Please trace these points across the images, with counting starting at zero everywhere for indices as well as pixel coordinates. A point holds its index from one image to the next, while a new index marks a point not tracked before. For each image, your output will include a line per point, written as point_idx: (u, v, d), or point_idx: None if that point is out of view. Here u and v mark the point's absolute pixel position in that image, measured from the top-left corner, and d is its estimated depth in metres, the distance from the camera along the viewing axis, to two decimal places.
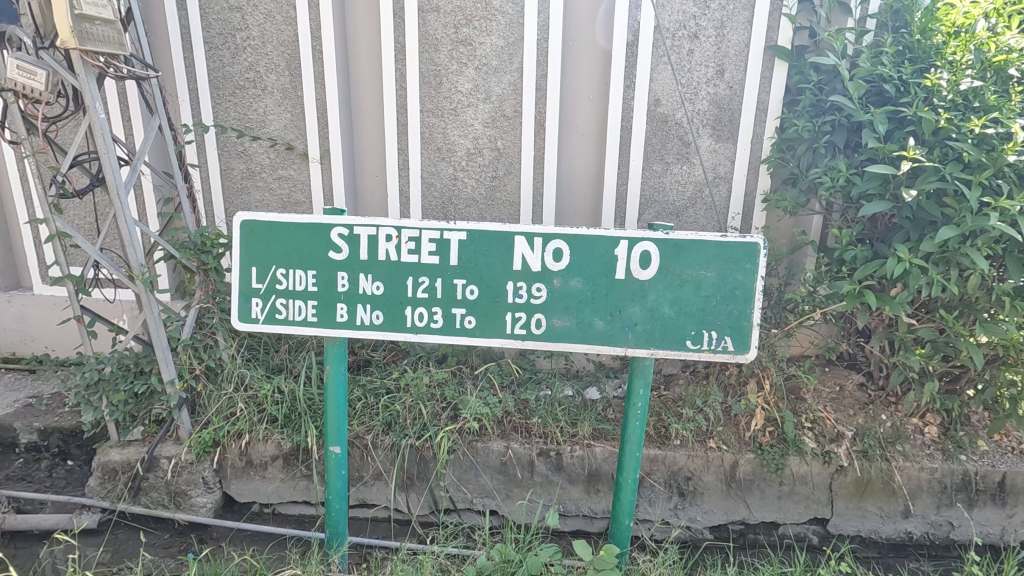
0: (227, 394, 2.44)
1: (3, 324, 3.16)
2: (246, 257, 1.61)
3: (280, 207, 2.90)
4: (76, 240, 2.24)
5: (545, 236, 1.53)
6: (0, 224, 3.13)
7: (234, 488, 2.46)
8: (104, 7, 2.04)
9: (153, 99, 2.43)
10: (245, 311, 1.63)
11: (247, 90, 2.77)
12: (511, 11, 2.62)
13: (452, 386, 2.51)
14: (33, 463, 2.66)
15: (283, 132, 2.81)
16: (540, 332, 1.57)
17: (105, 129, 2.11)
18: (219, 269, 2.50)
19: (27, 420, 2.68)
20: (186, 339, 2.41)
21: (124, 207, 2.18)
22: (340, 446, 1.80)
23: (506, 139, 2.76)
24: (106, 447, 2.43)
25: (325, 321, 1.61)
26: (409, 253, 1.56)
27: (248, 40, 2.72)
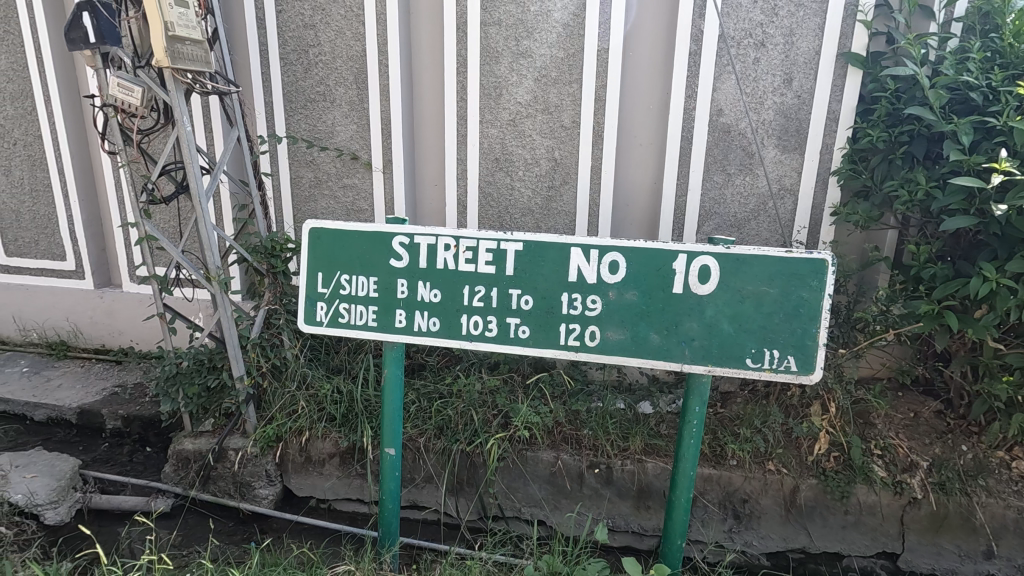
0: (290, 391, 2.56)
1: (95, 318, 3.45)
2: (313, 263, 1.69)
3: (344, 214, 3.02)
4: (162, 243, 2.42)
5: (602, 248, 1.53)
6: (96, 226, 3.42)
7: (294, 482, 2.57)
8: (193, 28, 2.20)
9: (233, 112, 2.59)
10: (310, 314, 1.71)
11: (317, 103, 2.91)
12: (572, 22, 2.64)
13: (504, 394, 2.53)
14: (116, 447, 2.88)
15: (349, 142, 2.93)
16: (594, 344, 1.57)
17: (191, 141, 2.27)
18: (286, 273, 2.64)
19: (112, 407, 2.92)
20: (255, 338, 2.55)
21: (204, 213, 2.34)
22: (395, 448, 1.85)
23: (564, 149, 2.77)
24: (181, 436, 2.60)
25: (384, 325, 1.67)
26: (466, 262, 1.59)
27: (320, 55, 2.86)
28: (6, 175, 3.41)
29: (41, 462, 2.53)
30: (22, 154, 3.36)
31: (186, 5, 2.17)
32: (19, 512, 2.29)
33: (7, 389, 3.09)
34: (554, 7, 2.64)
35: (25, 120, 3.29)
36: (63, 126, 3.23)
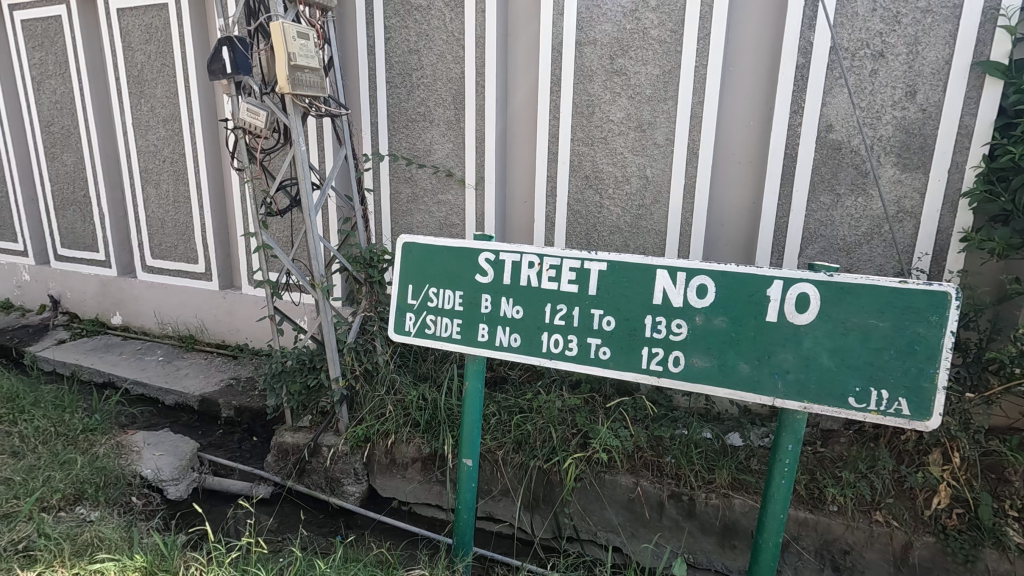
0: (379, 395, 2.69)
1: (218, 315, 3.86)
2: (405, 275, 1.78)
3: (437, 228, 3.16)
4: (276, 251, 2.66)
5: (689, 270, 1.48)
6: (223, 234, 3.82)
7: (379, 482, 2.70)
8: (311, 57, 2.41)
9: (342, 133, 2.81)
10: (400, 324, 1.80)
11: (418, 123, 3.08)
12: (670, 39, 2.58)
13: (584, 414, 2.49)
14: (229, 434, 3.18)
15: (445, 160, 3.07)
16: (677, 370, 1.51)
17: (305, 159, 2.49)
18: (382, 282, 2.79)
19: (228, 397, 3.24)
20: (351, 342, 2.73)
21: (312, 225, 2.54)
22: (472, 459, 1.88)
23: (656, 167, 2.71)
24: (283, 430, 2.83)
25: (467, 338, 1.71)
26: (549, 280, 1.60)
27: (422, 78, 3.02)
28: (156, 189, 3.92)
29: (168, 443, 2.86)
30: (168, 170, 3.85)
31: (306, 36, 2.38)
32: (148, 484, 2.60)
33: (145, 374, 3.53)
34: (651, 25, 2.60)
35: (174, 141, 3.77)
36: (202, 145, 3.66)
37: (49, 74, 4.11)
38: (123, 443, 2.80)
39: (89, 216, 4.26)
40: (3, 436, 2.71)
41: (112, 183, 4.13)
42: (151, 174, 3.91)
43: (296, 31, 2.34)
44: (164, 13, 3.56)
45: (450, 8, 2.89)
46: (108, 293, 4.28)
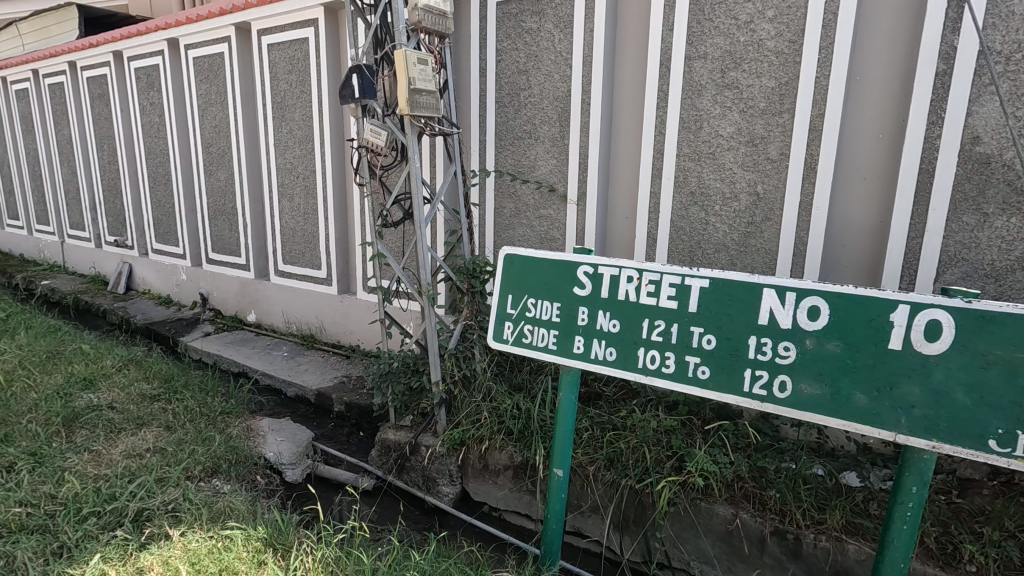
0: (476, 401, 2.79)
1: (336, 317, 4.22)
2: (506, 286, 1.86)
3: (538, 242, 3.23)
4: (389, 260, 2.88)
5: (800, 291, 1.40)
6: (343, 242, 4.18)
7: (472, 486, 2.78)
8: (429, 81, 2.60)
9: (453, 151, 2.97)
10: (499, 332, 1.88)
11: (524, 140, 3.18)
12: (788, 50, 2.47)
13: (680, 436, 2.41)
14: (339, 427, 3.45)
15: (548, 176, 3.14)
16: (783, 396, 1.43)
17: (418, 175, 2.67)
18: (483, 293, 2.91)
19: (340, 393, 3.52)
20: (452, 349, 2.86)
21: (422, 236, 2.71)
22: (563, 470, 1.90)
23: (768, 183, 2.59)
24: (387, 427, 3.02)
25: (563, 349, 1.74)
26: (648, 295, 1.59)
27: (529, 97, 3.13)
28: (290, 202, 4.39)
29: (288, 430, 3.16)
30: (301, 185, 4.29)
31: (426, 62, 2.57)
32: (270, 466, 2.89)
33: (272, 367, 3.93)
34: (767, 36, 2.50)
35: (307, 159, 4.20)
36: (330, 162, 4.05)
37: (211, 102, 4.77)
38: (252, 428, 3.13)
39: (235, 225, 4.85)
40: (160, 411, 3.15)
41: (255, 196, 4.68)
42: (287, 189, 4.38)
43: (416, 57, 2.53)
44: (305, 47, 4.01)
45: (559, 30, 2.97)
46: (246, 293, 4.84)
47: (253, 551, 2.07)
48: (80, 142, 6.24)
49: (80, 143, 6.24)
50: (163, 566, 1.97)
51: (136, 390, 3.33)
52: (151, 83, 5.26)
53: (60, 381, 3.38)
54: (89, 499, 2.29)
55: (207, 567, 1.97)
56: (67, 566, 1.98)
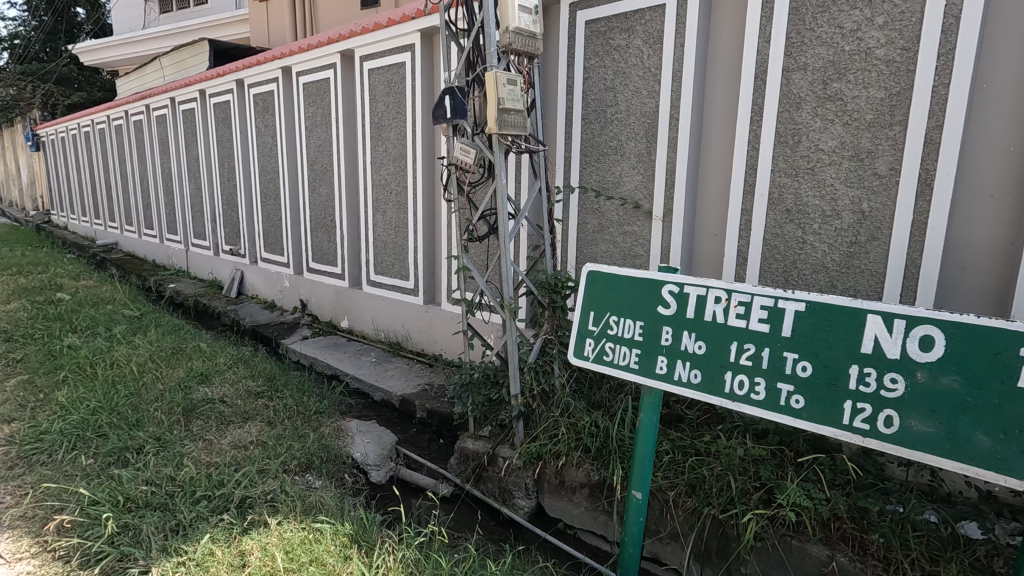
0: (554, 416, 2.79)
1: (421, 326, 4.41)
2: (588, 302, 1.86)
3: (621, 258, 3.20)
4: (474, 273, 2.96)
5: (910, 319, 1.29)
6: (430, 255, 4.35)
7: (547, 501, 2.78)
8: (518, 100, 2.67)
9: (539, 168, 3.02)
10: (579, 348, 1.88)
11: (609, 156, 3.18)
12: (900, 58, 2.29)
13: (770, 467, 2.27)
14: (421, 433, 3.58)
15: (633, 192, 3.12)
16: (889, 432, 1.32)
17: (504, 191, 2.74)
18: (564, 308, 2.92)
19: (423, 400, 3.65)
20: (532, 362, 2.89)
21: (506, 250, 2.77)
22: (642, 493, 1.86)
23: (874, 201, 2.41)
24: (466, 436, 3.09)
25: (645, 369, 1.71)
26: (737, 317, 1.53)
27: (616, 113, 3.12)
28: (383, 216, 4.65)
29: (374, 433, 3.32)
30: (393, 200, 4.54)
31: (515, 83, 2.64)
32: (357, 465, 3.05)
33: (362, 371, 4.16)
34: (876, 44, 2.34)
35: (400, 175, 4.44)
36: (421, 179, 4.25)
37: (316, 124, 5.18)
38: (342, 428, 3.33)
39: (333, 237, 5.20)
40: (263, 407, 3.42)
41: (352, 210, 5.00)
42: (381, 204, 4.65)
43: (506, 78, 2.61)
44: (402, 71, 4.26)
45: (649, 46, 2.95)
46: (341, 301, 5.17)
47: (341, 546, 2.19)
48: (206, 161, 6.97)
49: (205, 162, 6.98)
50: (262, 551, 2.13)
51: (244, 386, 3.65)
52: (266, 108, 5.79)
53: (181, 375, 3.77)
54: (202, 483, 2.53)
55: (300, 556, 2.11)
56: (183, 542, 2.19)
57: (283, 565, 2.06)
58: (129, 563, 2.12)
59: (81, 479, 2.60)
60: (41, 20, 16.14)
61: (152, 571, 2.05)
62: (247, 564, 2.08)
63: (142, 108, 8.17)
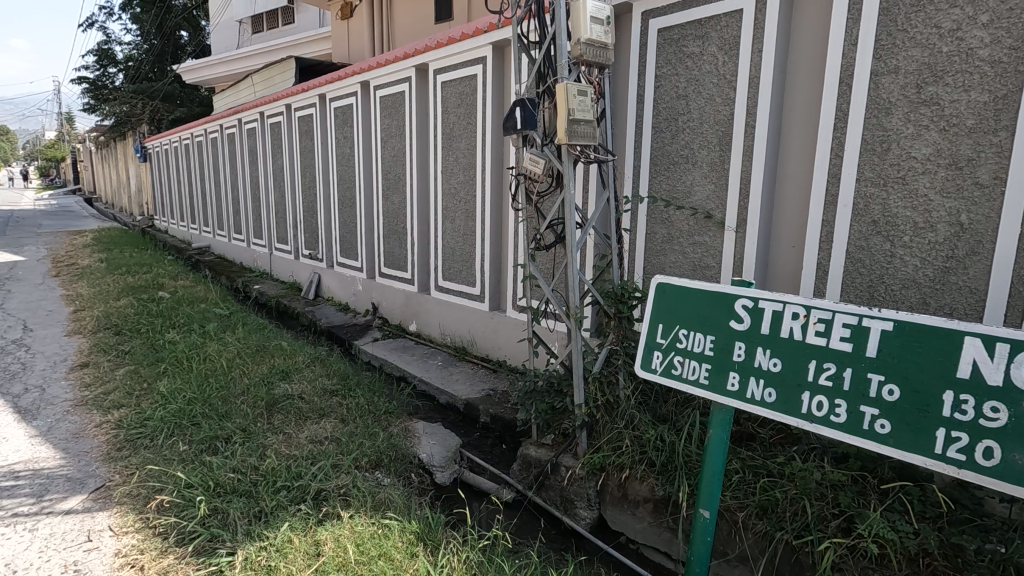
0: (618, 428, 2.76)
1: (487, 333, 4.49)
2: (656, 314, 1.84)
3: (691, 269, 3.13)
4: (540, 281, 2.99)
5: (1014, 343, 1.19)
6: (497, 262, 4.42)
7: (609, 514, 2.74)
8: (588, 111, 2.67)
9: (607, 177, 3.01)
10: (647, 361, 1.86)
11: (680, 165, 3.12)
12: (1007, 58, 2.12)
13: (850, 494, 2.14)
14: (484, 437, 3.64)
15: (705, 202, 3.04)
16: (989, 465, 1.23)
17: (572, 201, 2.76)
18: (630, 318, 2.88)
19: (487, 405, 3.71)
20: (597, 372, 2.88)
21: (573, 259, 2.78)
22: (710, 512, 1.81)
23: (975, 212, 2.23)
24: (529, 443, 3.11)
25: (715, 385, 1.67)
26: (817, 335, 1.47)
27: (688, 122, 3.06)
28: (452, 223, 4.77)
29: (440, 435, 3.41)
30: (462, 208, 4.66)
31: (586, 93, 2.65)
32: (423, 465, 3.14)
33: (429, 374, 4.28)
34: (978, 44, 2.18)
35: (469, 184, 4.56)
36: (489, 188, 4.34)
37: (391, 135, 5.41)
38: (409, 429, 3.44)
39: (404, 243, 5.40)
40: (338, 405, 3.60)
41: (422, 217, 5.17)
42: (450, 212, 4.78)
43: (577, 89, 2.63)
44: (474, 83, 4.37)
45: (724, 52, 2.89)
46: (410, 305, 5.35)
47: (408, 543, 2.28)
48: (290, 170, 7.44)
49: (289, 171, 7.44)
50: (335, 542, 2.25)
51: (320, 384, 3.86)
52: (346, 120, 6.11)
53: (264, 371, 4.04)
54: (282, 474, 2.70)
55: (370, 550, 2.21)
56: (265, 528, 2.35)
57: (354, 557, 2.16)
58: (217, 543, 2.30)
59: (178, 463, 2.85)
60: (151, 44, 17.80)
61: (238, 553, 2.21)
62: (321, 554, 2.20)
63: (236, 122, 8.83)
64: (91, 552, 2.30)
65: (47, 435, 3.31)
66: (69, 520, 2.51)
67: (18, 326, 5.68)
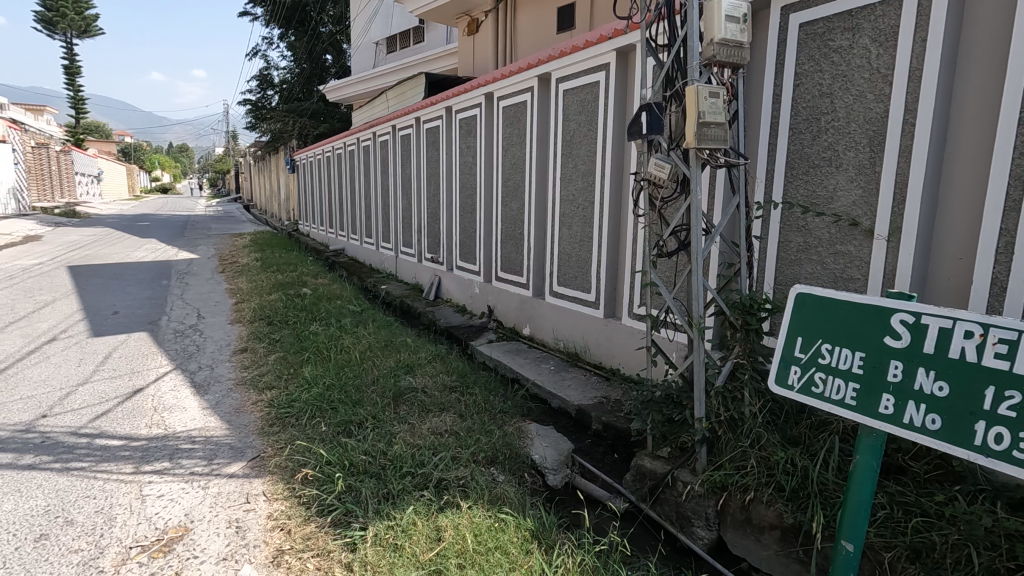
0: (742, 446, 2.58)
1: (600, 339, 4.47)
2: (795, 327, 1.72)
3: (831, 281, 2.88)
4: (661, 288, 2.91)
5: None
6: (613, 268, 4.38)
7: (729, 536, 2.60)
8: (719, 113, 2.56)
9: (738, 183, 2.86)
10: (783, 376, 1.75)
11: (821, 168, 2.88)
12: None
13: None
14: (595, 445, 3.60)
15: (850, 209, 2.79)
16: None
17: (699, 206, 2.65)
18: (758, 331, 2.70)
19: (599, 413, 3.68)
20: (720, 387, 2.74)
21: (698, 266, 2.67)
22: (854, 545, 1.67)
23: None
24: (643, 454, 3.03)
25: (864, 407, 1.53)
26: (995, 357, 1.29)
27: (832, 121, 2.83)
28: (569, 229, 4.81)
29: (552, 439, 3.44)
30: (580, 215, 4.67)
31: (718, 95, 2.55)
32: (535, 466, 3.19)
33: (542, 378, 4.34)
34: None
35: (588, 191, 4.56)
36: (608, 194, 4.32)
37: (512, 144, 5.58)
38: (523, 430, 3.52)
39: (520, 248, 5.53)
40: (456, 401, 3.78)
41: (539, 223, 5.26)
42: (567, 218, 4.82)
43: (708, 91, 2.53)
44: (596, 89, 4.38)
45: (878, 44, 2.64)
46: (525, 309, 5.47)
47: (523, 539, 2.34)
48: (416, 179, 7.95)
49: (416, 179, 7.95)
50: (455, 530, 2.37)
51: (440, 380, 4.07)
52: (469, 130, 6.42)
53: (390, 365, 4.34)
54: (407, 460, 2.89)
55: (488, 541, 2.30)
56: (392, 509, 2.53)
57: (472, 546, 2.27)
58: (351, 517, 2.52)
59: (318, 442, 3.16)
60: (302, 68, 19.94)
61: (369, 529, 2.40)
62: (441, 539, 2.32)
63: (371, 135, 9.61)
64: (250, 512, 2.63)
65: (215, 408, 3.84)
66: (233, 483, 2.88)
67: (193, 314, 6.64)
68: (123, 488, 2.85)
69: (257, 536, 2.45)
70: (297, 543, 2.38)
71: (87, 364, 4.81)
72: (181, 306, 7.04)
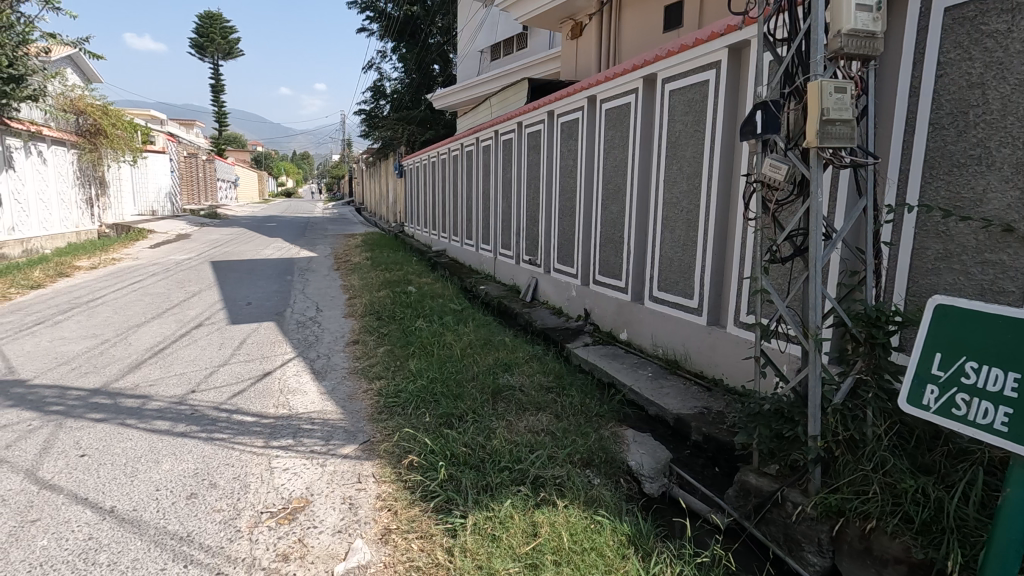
0: (864, 470, 2.38)
1: (703, 347, 4.32)
2: (931, 342, 1.57)
3: (977, 293, 2.58)
4: (773, 296, 2.73)
5: None
6: (719, 274, 4.20)
7: (845, 567, 2.38)
8: (846, 110, 2.39)
9: (865, 184, 2.63)
10: (916, 396, 1.61)
11: (968, 167, 2.59)
12: None
13: None
14: (694, 457, 3.47)
15: (1004, 212, 2.49)
16: None
17: (818, 209, 2.47)
18: (885, 347, 2.45)
19: (701, 423, 3.55)
20: (838, 403, 2.54)
21: (815, 273, 2.49)
22: None
23: None
24: (748, 470, 2.86)
25: (1018, 435, 1.37)
26: None
27: (983, 115, 2.53)
28: (671, 233, 4.68)
29: (650, 447, 3.37)
30: (684, 218, 4.53)
31: (844, 90, 2.37)
32: (631, 472, 3.15)
33: (639, 384, 4.26)
34: None
35: (693, 193, 4.42)
36: (716, 197, 4.15)
37: (614, 146, 5.53)
38: (619, 435, 3.48)
39: (619, 252, 5.47)
40: (553, 401, 3.82)
41: (640, 227, 5.16)
42: (670, 221, 4.69)
43: (833, 86, 2.36)
44: (706, 88, 4.24)
45: None
46: (622, 313, 5.40)
47: (619, 544, 2.33)
48: (517, 182, 8.11)
49: (517, 183, 8.12)
50: (551, 527, 2.41)
51: (537, 381, 4.13)
52: (571, 133, 6.45)
53: (490, 362, 4.48)
54: (506, 456, 2.97)
55: (583, 541, 2.32)
56: (490, 500, 2.62)
57: (568, 545, 2.29)
58: (453, 505, 2.64)
59: (423, 431, 3.34)
60: (411, 78, 21.06)
61: (469, 517, 2.51)
62: (538, 534, 2.38)
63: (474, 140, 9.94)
64: (361, 491, 2.84)
65: (331, 393, 4.18)
66: (347, 463, 3.13)
67: (313, 307, 7.26)
68: (255, 459, 3.20)
69: (367, 514, 2.64)
70: (403, 524, 2.54)
71: (226, 348, 5.44)
72: (303, 300, 7.74)
